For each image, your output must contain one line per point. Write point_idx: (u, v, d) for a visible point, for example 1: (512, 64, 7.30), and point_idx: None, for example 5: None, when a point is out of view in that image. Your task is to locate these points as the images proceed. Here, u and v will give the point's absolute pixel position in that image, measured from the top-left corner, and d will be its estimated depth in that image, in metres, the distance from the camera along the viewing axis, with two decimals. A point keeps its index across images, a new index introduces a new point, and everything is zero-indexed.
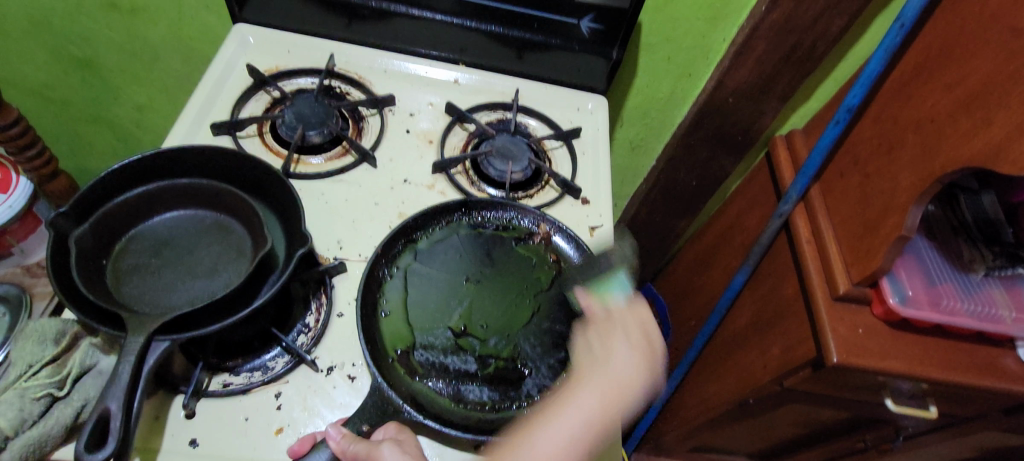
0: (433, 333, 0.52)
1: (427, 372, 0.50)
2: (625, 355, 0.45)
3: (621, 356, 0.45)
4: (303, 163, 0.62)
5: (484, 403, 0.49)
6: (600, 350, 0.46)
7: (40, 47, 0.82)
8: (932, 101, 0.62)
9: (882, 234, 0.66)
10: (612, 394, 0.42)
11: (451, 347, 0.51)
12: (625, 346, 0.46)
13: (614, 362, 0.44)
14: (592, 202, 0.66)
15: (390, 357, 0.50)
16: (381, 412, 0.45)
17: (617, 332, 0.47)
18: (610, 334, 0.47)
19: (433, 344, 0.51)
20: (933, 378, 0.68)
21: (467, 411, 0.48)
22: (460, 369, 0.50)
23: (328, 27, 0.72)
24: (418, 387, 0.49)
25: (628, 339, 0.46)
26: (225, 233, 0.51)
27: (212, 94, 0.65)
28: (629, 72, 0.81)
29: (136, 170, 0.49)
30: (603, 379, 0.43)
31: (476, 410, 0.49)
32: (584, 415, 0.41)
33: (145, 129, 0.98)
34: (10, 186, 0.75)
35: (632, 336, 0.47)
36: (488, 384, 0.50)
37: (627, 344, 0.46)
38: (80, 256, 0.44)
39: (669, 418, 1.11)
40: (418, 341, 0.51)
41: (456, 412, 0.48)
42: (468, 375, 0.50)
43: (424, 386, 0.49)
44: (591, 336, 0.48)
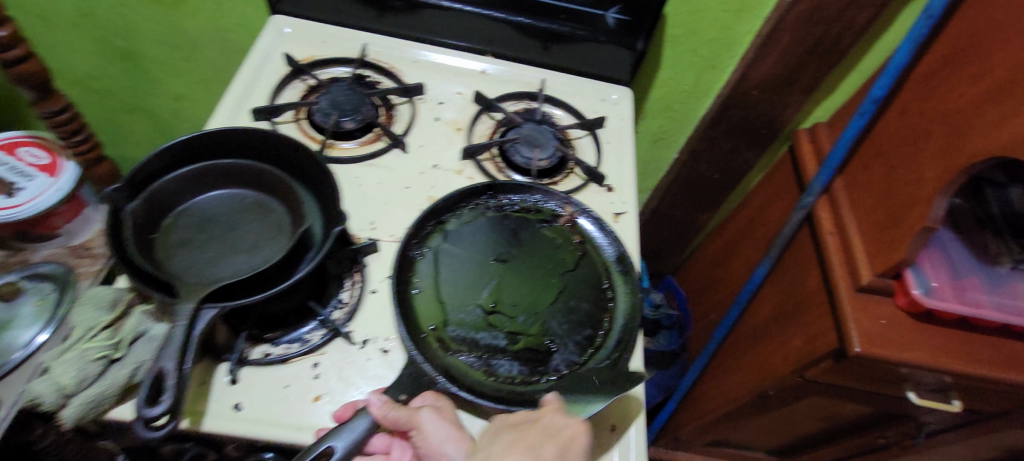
0: (463, 310, 0.54)
1: (458, 347, 0.52)
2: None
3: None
4: (337, 147, 0.64)
5: (513, 377, 0.51)
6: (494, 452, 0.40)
7: (87, 39, 0.86)
8: (959, 92, 0.62)
9: (907, 225, 0.66)
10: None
11: (480, 324, 0.53)
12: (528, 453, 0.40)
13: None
14: (617, 190, 0.68)
15: (423, 333, 0.52)
16: (418, 383, 0.47)
17: (529, 439, 0.41)
18: (522, 436, 0.41)
19: (464, 320, 0.53)
20: (958, 370, 0.68)
21: (498, 383, 0.50)
22: (490, 344, 0.52)
23: (361, 19, 0.74)
24: (448, 361, 0.51)
25: (538, 451, 0.40)
26: (265, 212, 0.54)
27: (251, 82, 0.67)
28: (654, 64, 0.82)
29: (183, 150, 0.52)
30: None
31: (506, 384, 0.50)
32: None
33: (182, 119, 1.02)
34: (57, 171, 0.80)
35: (542, 448, 0.41)
36: (517, 360, 0.52)
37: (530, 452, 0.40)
38: (133, 229, 0.47)
39: (687, 411, 1.11)
40: (449, 317, 0.53)
41: (487, 384, 0.50)
42: (497, 350, 0.52)
43: (456, 360, 0.51)
44: (496, 431, 0.43)
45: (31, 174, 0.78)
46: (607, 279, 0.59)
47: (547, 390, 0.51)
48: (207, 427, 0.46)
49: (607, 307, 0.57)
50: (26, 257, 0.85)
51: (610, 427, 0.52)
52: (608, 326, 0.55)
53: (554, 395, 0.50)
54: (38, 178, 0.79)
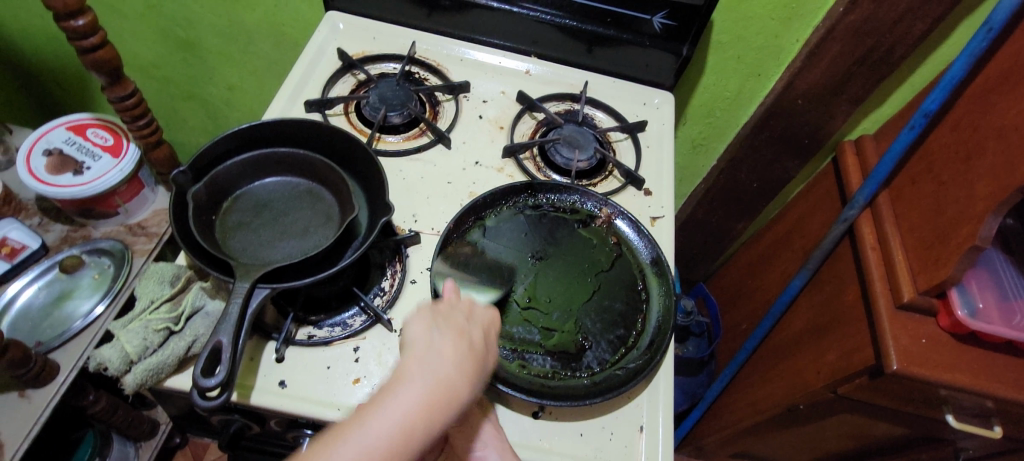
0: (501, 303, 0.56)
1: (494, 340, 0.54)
2: (456, 346, 0.38)
3: (451, 350, 0.37)
4: (383, 141, 0.67)
5: (546, 371, 0.53)
6: (425, 341, 0.37)
7: (153, 29, 0.91)
8: (1017, 109, 0.60)
9: (954, 243, 0.65)
10: (435, 391, 0.34)
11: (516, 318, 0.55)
12: (463, 343, 0.38)
13: (438, 353, 0.37)
14: (655, 194, 0.68)
15: None
16: None
17: (459, 324, 0.40)
18: (452, 323, 0.40)
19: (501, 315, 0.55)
20: (1001, 396, 0.66)
21: (531, 378, 0.52)
22: (524, 339, 0.54)
23: (411, 17, 0.77)
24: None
25: (470, 338, 0.39)
26: (316, 199, 0.56)
27: (306, 75, 0.70)
28: (698, 70, 0.82)
29: (242, 138, 0.55)
30: (421, 371, 0.35)
31: (539, 377, 0.53)
32: (405, 406, 0.33)
33: (234, 108, 1.06)
34: (120, 153, 0.84)
35: (471, 332, 0.40)
36: (551, 355, 0.54)
37: (464, 336, 0.39)
38: (195, 209, 0.50)
39: (712, 420, 1.10)
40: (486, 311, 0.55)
41: (522, 377, 0.52)
42: (533, 345, 0.54)
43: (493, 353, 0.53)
44: (421, 320, 0.39)
45: (97, 154, 0.84)
46: (641, 280, 0.60)
47: (579, 385, 0.53)
48: (254, 401, 0.49)
49: (640, 308, 0.58)
50: (87, 233, 0.90)
51: (638, 427, 0.53)
52: (640, 327, 0.57)
53: (585, 391, 0.52)
54: (103, 158, 0.84)
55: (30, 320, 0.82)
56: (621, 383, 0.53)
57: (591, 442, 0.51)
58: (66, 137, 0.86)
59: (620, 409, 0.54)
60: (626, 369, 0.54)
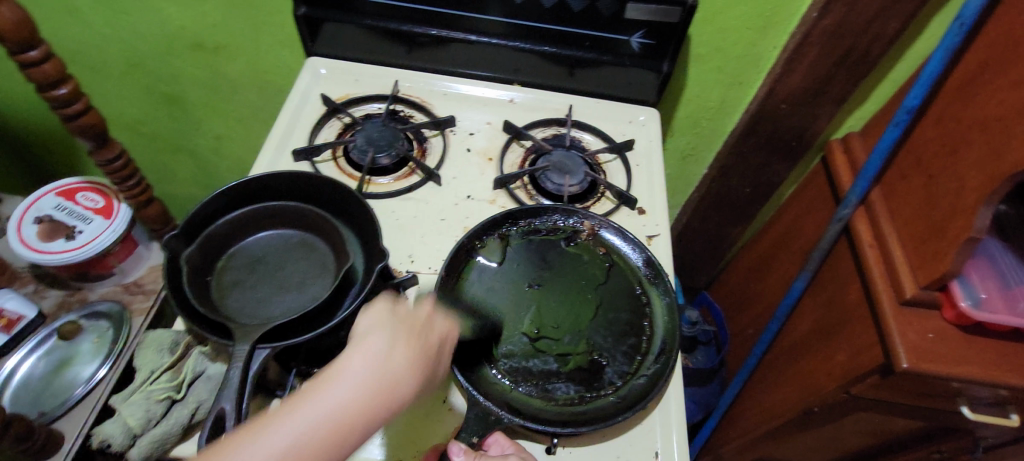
0: (509, 340, 0.55)
1: (513, 377, 0.53)
2: (409, 347, 0.38)
3: (407, 353, 0.38)
4: (374, 183, 0.67)
5: (571, 398, 0.53)
6: (380, 336, 0.38)
7: (136, 87, 0.92)
8: (999, 98, 0.60)
9: (951, 235, 0.65)
10: (380, 385, 0.35)
11: (528, 351, 0.55)
12: (413, 347, 0.38)
13: (387, 358, 0.37)
14: (649, 212, 0.68)
15: (479, 366, 0.53)
16: (483, 421, 0.48)
17: (416, 330, 0.40)
18: (409, 325, 0.40)
19: (514, 351, 0.55)
20: (1014, 384, 0.65)
21: (559, 408, 0.52)
22: (543, 370, 0.54)
23: (391, 56, 0.77)
24: (509, 393, 0.52)
25: (422, 345, 0.39)
26: (310, 250, 0.56)
27: (291, 123, 0.70)
28: (680, 84, 0.83)
29: (231, 196, 0.54)
30: (367, 364, 0.36)
31: (566, 406, 0.52)
32: (352, 391, 0.34)
33: (223, 158, 1.06)
34: (112, 213, 0.85)
35: (425, 340, 0.40)
36: (572, 380, 0.54)
37: (419, 344, 0.39)
38: (190, 272, 0.50)
39: (728, 428, 1.09)
40: (499, 350, 0.55)
41: (549, 409, 0.51)
42: (552, 374, 0.54)
43: (516, 392, 0.52)
44: (382, 320, 0.39)
45: (88, 217, 0.84)
46: (639, 285, 0.60)
47: (607, 404, 0.52)
48: None
49: (644, 313, 0.58)
50: (84, 296, 0.90)
51: (654, 453, 0.52)
52: (649, 331, 0.57)
53: (615, 408, 0.52)
54: (94, 220, 0.84)
55: (30, 391, 0.81)
56: (646, 392, 0.53)
57: None
58: (54, 203, 0.85)
59: (633, 434, 0.53)
60: (647, 376, 0.54)
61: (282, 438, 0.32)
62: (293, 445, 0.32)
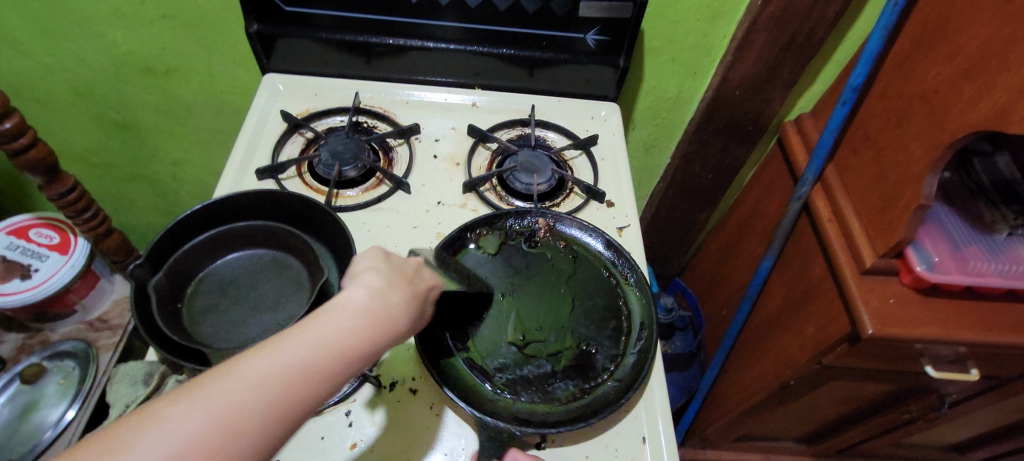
0: (498, 354, 0.56)
1: (513, 389, 0.54)
2: (401, 291, 0.39)
3: (402, 293, 0.39)
4: (342, 196, 0.66)
5: (572, 392, 0.54)
6: (376, 275, 0.39)
7: (85, 116, 0.88)
8: (934, 72, 0.65)
9: (902, 205, 0.68)
10: (369, 323, 0.36)
11: (519, 359, 0.55)
12: (406, 293, 0.39)
13: (380, 300, 0.37)
14: (617, 204, 0.70)
15: (477, 388, 0.53)
16: (501, 442, 0.49)
17: (408, 275, 0.40)
18: (400, 270, 0.40)
19: (505, 362, 0.55)
20: (970, 340, 0.69)
21: (563, 406, 0.53)
22: (539, 374, 0.55)
23: (350, 68, 0.77)
24: (513, 406, 0.52)
25: (413, 289, 0.40)
26: (283, 268, 0.56)
27: (252, 142, 0.69)
28: (637, 78, 0.85)
29: (195, 221, 0.53)
30: (364, 302, 0.37)
31: (569, 402, 0.53)
32: (341, 329, 0.34)
33: (183, 183, 1.04)
34: (68, 249, 0.83)
35: (416, 286, 0.40)
36: (568, 377, 0.55)
37: (411, 288, 0.40)
38: (159, 300, 0.49)
39: (711, 410, 1.11)
40: (491, 366, 0.55)
41: (555, 411, 0.52)
42: (549, 375, 0.55)
43: (519, 403, 0.53)
44: (380, 265, 0.39)
45: (43, 254, 0.82)
46: (605, 268, 0.62)
47: (607, 390, 0.54)
48: None
49: (617, 294, 0.60)
50: (45, 337, 0.88)
51: (641, 438, 0.53)
52: (626, 310, 0.59)
53: (617, 392, 0.54)
54: (50, 257, 0.82)
55: None
56: (640, 368, 0.55)
57: None
58: (5, 243, 0.83)
59: (620, 424, 0.54)
60: (636, 352, 0.56)
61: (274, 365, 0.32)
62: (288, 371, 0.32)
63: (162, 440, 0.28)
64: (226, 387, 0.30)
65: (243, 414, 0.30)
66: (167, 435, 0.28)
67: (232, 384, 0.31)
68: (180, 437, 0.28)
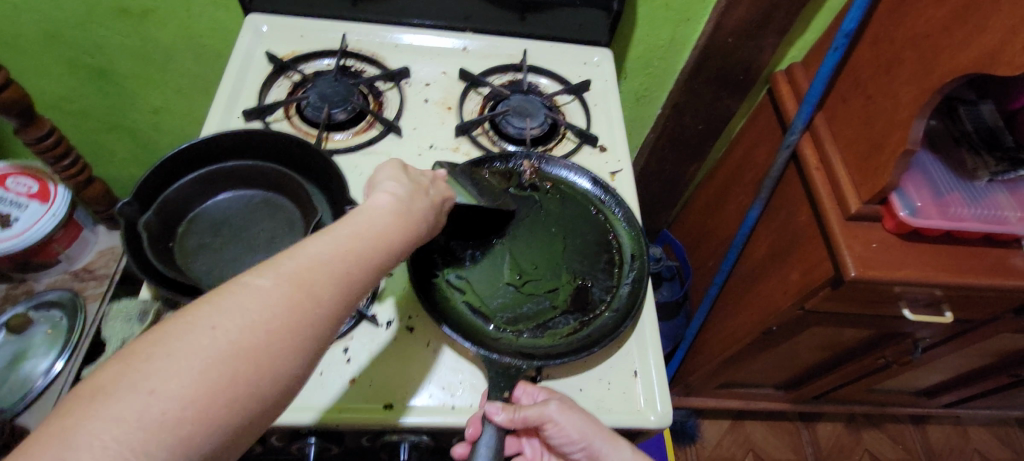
0: (496, 294, 0.56)
1: (515, 327, 0.54)
2: (422, 199, 0.43)
3: (420, 202, 0.43)
4: (331, 140, 0.65)
5: (573, 327, 0.55)
6: (397, 185, 0.42)
7: (58, 61, 0.85)
8: (927, 17, 0.65)
9: (888, 150, 0.69)
10: (397, 223, 0.39)
11: (518, 298, 0.56)
12: (424, 204, 0.43)
13: (398, 207, 0.40)
14: (610, 150, 0.70)
15: (478, 329, 0.53)
16: (507, 375, 0.49)
17: (424, 189, 0.44)
18: (418, 181, 0.44)
19: (503, 303, 0.55)
20: (947, 282, 0.72)
21: (565, 339, 0.54)
22: (539, 311, 0.55)
23: (337, 9, 0.74)
24: (517, 342, 0.53)
25: (429, 200, 0.44)
26: (275, 208, 0.55)
27: (237, 84, 0.67)
28: (630, 23, 0.83)
29: (182, 159, 0.52)
30: (392, 207, 0.40)
31: (570, 336, 0.54)
32: (376, 226, 0.38)
33: (164, 133, 1.01)
34: (49, 198, 0.82)
35: (430, 198, 0.44)
36: (568, 312, 0.56)
37: (429, 197, 0.44)
38: (150, 238, 0.49)
39: (695, 358, 1.15)
40: (489, 306, 0.55)
41: (558, 344, 0.53)
42: (549, 312, 0.55)
43: (522, 340, 0.53)
44: (401, 178, 0.43)
45: (23, 203, 0.81)
46: (592, 205, 0.63)
47: (607, 320, 0.56)
48: None
49: (607, 228, 0.62)
50: (30, 287, 0.88)
51: (632, 372, 0.55)
52: (617, 243, 0.61)
53: (616, 321, 0.55)
54: (30, 206, 0.81)
55: None
56: (636, 295, 0.57)
57: (590, 396, 0.53)
58: None
59: (612, 358, 0.55)
60: (630, 282, 0.58)
61: (326, 252, 0.35)
62: (339, 261, 0.35)
63: (245, 309, 0.31)
64: (291, 269, 0.33)
65: (305, 294, 0.33)
66: (251, 304, 0.32)
67: (271, 281, 0.33)
68: (261, 304, 0.32)
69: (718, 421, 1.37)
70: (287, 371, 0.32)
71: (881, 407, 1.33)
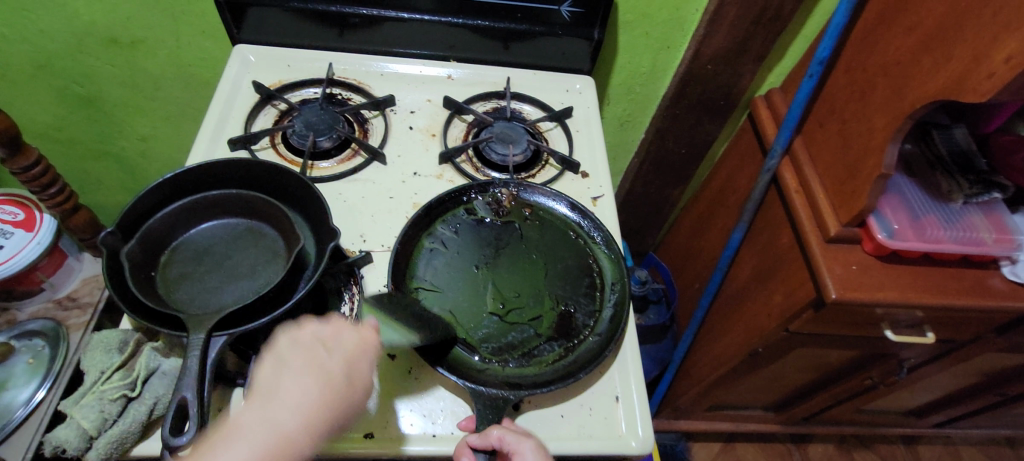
0: (480, 325, 0.56)
1: (499, 357, 0.54)
2: (315, 385, 0.42)
3: (313, 382, 0.42)
4: (317, 168, 0.66)
5: (558, 353, 0.55)
6: (286, 373, 0.42)
7: (47, 91, 0.86)
8: (897, 45, 0.67)
9: (864, 174, 0.71)
10: (285, 439, 0.39)
11: (502, 327, 0.56)
12: (318, 382, 0.42)
13: (291, 402, 0.40)
14: (592, 175, 0.71)
15: (463, 360, 0.54)
16: (497, 409, 0.49)
17: (318, 360, 0.43)
18: (309, 359, 0.43)
19: (487, 332, 0.56)
20: (927, 303, 0.72)
21: (551, 366, 0.54)
22: (523, 339, 0.56)
23: (323, 39, 0.76)
24: (504, 372, 0.53)
25: (324, 372, 0.42)
26: (258, 236, 0.56)
27: (224, 113, 0.68)
28: (612, 51, 0.85)
29: (166, 189, 0.53)
30: (283, 412, 0.40)
31: (555, 363, 0.55)
32: (253, 447, 0.38)
33: (152, 160, 1.01)
34: (35, 226, 0.83)
35: (328, 367, 0.43)
36: (553, 339, 0.56)
37: (320, 375, 0.42)
38: (132, 267, 0.49)
39: (683, 380, 1.14)
40: (473, 336, 0.55)
41: (544, 372, 0.54)
42: (533, 339, 0.56)
43: (506, 369, 0.54)
44: (289, 361, 0.43)
45: (9, 231, 0.82)
46: (572, 229, 0.64)
47: (592, 345, 0.56)
48: None
49: (587, 252, 0.62)
50: (12, 316, 0.88)
51: (614, 398, 0.55)
52: (597, 267, 0.62)
53: (600, 346, 0.56)
54: (16, 234, 0.82)
55: None
56: (619, 319, 0.58)
57: (573, 422, 0.53)
58: None
59: (595, 385, 0.55)
60: (613, 304, 0.59)
61: None
62: None
63: None
64: None
65: None
66: None
67: None
68: None
69: (709, 443, 1.36)
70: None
71: (872, 428, 1.33)
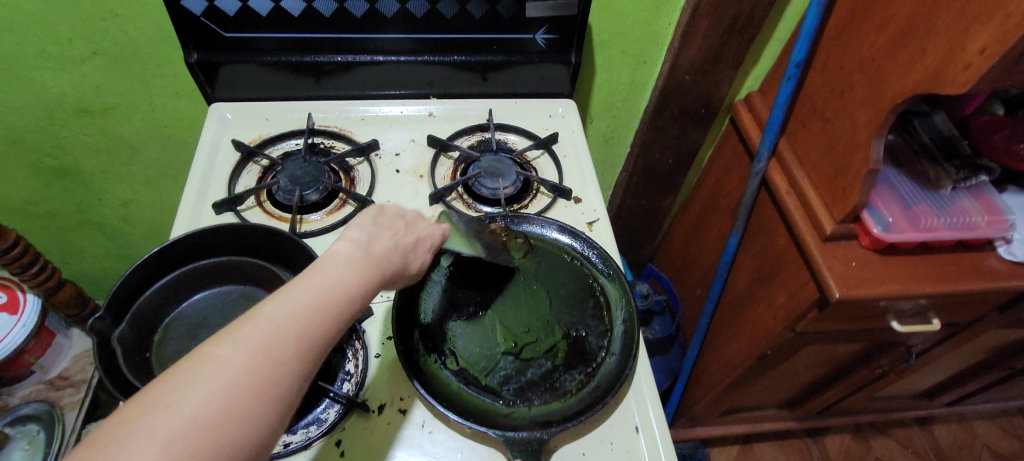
0: (495, 368, 0.55)
1: (519, 396, 0.53)
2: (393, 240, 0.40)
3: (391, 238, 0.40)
4: (306, 221, 0.65)
5: (579, 382, 0.54)
6: (363, 229, 0.39)
7: (20, 167, 0.84)
8: (869, 42, 0.67)
9: (854, 171, 0.71)
10: (371, 271, 0.37)
11: (519, 366, 0.55)
12: (397, 240, 0.40)
13: (372, 246, 0.38)
14: (584, 200, 0.70)
15: (485, 406, 0.52)
16: (535, 448, 0.48)
17: (397, 227, 0.41)
18: (389, 225, 0.41)
19: (503, 372, 0.55)
20: (931, 292, 0.72)
21: (574, 397, 0.53)
22: (542, 374, 0.55)
23: (299, 89, 0.75)
24: (530, 412, 0.52)
25: (401, 237, 0.41)
26: (252, 301, 0.54)
27: (206, 175, 0.67)
28: (590, 71, 0.85)
29: (153, 265, 0.51)
30: (366, 254, 0.37)
31: (577, 391, 0.54)
32: (346, 275, 0.35)
33: (135, 224, 0.99)
34: (18, 308, 0.82)
35: (404, 235, 0.41)
36: (571, 368, 0.55)
37: (398, 236, 0.41)
38: (125, 351, 0.47)
39: (696, 388, 1.13)
40: (490, 379, 0.54)
41: (569, 404, 0.53)
42: (552, 372, 0.55)
43: (530, 408, 0.52)
44: (368, 223, 0.40)
45: None
46: (566, 252, 0.63)
47: (612, 367, 0.55)
48: None
49: (586, 272, 0.62)
50: (4, 403, 0.86)
51: (633, 428, 0.54)
52: (599, 286, 0.61)
53: (619, 366, 0.55)
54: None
55: None
56: (631, 336, 0.57)
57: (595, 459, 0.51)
58: None
59: (613, 417, 0.54)
60: (621, 321, 0.58)
61: (298, 307, 0.32)
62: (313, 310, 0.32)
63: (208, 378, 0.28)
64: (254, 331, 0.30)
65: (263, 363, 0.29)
66: (209, 380, 0.28)
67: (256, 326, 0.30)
68: (233, 367, 0.29)
69: (726, 447, 1.35)
70: (253, 442, 0.28)
71: (886, 414, 1.33)
